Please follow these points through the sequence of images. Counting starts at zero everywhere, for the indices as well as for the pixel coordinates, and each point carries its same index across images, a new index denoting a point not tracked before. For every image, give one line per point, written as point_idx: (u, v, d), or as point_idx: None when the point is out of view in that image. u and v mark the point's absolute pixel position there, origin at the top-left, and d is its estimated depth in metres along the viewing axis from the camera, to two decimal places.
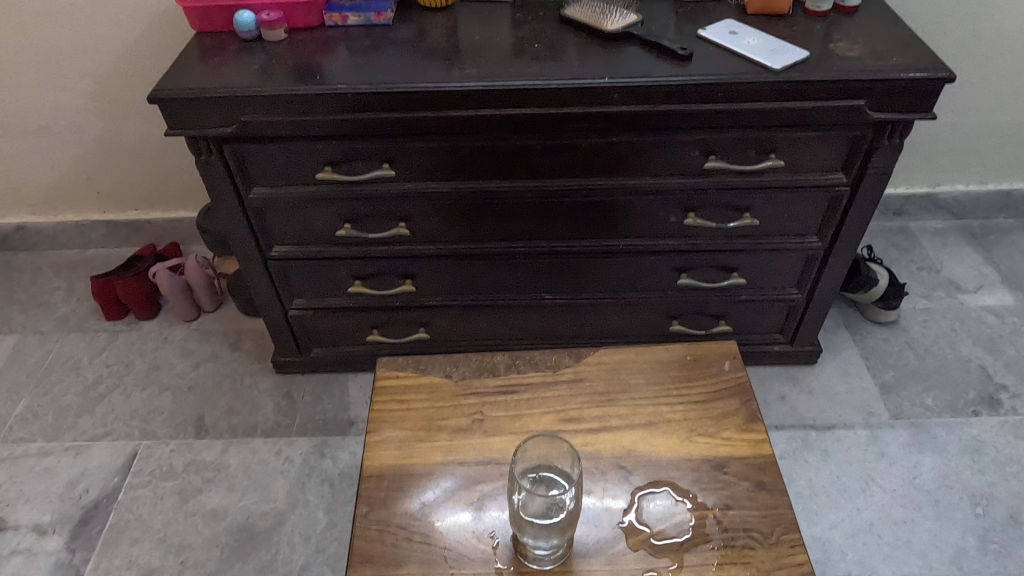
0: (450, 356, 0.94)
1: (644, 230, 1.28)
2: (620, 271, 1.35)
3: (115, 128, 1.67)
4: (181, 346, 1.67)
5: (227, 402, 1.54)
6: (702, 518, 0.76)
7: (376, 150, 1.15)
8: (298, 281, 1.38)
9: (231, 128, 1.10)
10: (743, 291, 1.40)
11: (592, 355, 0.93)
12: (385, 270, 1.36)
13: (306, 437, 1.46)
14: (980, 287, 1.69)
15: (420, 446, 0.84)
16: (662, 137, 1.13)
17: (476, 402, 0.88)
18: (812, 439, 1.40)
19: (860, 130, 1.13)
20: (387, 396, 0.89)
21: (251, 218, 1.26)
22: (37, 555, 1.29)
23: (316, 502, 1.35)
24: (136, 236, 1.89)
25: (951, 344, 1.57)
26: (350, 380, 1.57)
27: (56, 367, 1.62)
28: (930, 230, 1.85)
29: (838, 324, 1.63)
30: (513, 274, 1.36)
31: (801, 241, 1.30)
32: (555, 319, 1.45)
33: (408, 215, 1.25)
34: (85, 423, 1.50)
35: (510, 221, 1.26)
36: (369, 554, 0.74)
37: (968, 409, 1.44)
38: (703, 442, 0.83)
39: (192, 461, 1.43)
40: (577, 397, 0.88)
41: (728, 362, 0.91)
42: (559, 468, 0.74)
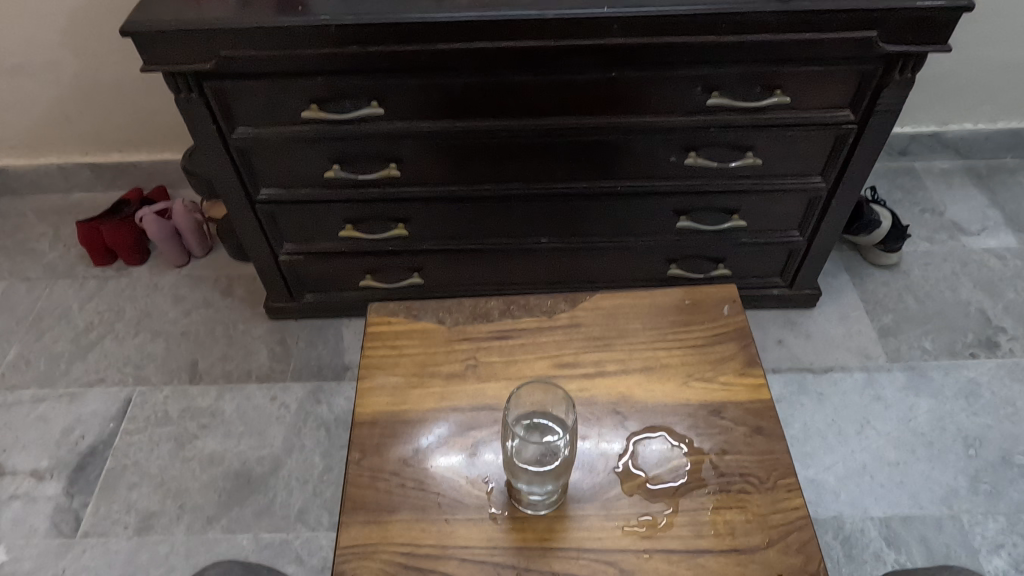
0: (442, 301, 0.91)
1: (643, 171, 1.24)
2: (618, 213, 1.32)
3: (92, 66, 1.60)
4: (172, 293, 1.65)
5: (220, 349, 1.53)
6: (698, 463, 0.75)
7: (364, 87, 1.10)
8: (287, 225, 1.34)
9: (211, 64, 1.05)
10: (743, 233, 1.37)
11: (589, 299, 0.91)
12: (377, 214, 1.32)
13: (301, 383, 1.45)
14: (984, 229, 1.66)
15: (413, 392, 0.82)
16: (663, 72, 1.08)
17: (470, 348, 0.86)
18: (808, 382, 1.40)
19: (871, 64, 1.08)
20: (379, 342, 0.87)
21: (236, 159, 1.22)
22: (36, 500, 1.29)
23: (312, 447, 1.35)
24: (121, 179, 1.84)
25: (952, 287, 1.55)
26: (344, 325, 1.55)
27: (46, 314, 1.60)
28: (935, 171, 1.81)
29: (838, 267, 1.60)
30: (508, 218, 1.33)
31: (805, 182, 1.27)
32: (552, 264, 1.43)
33: (398, 156, 1.21)
34: (78, 370, 1.49)
35: (505, 162, 1.22)
36: (362, 501, 0.73)
37: (965, 352, 1.43)
38: (700, 386, 0.81)
39: (187, 407, 1.42)
40: (573, 342, 0.86)
41: (727, 306, 0.89)
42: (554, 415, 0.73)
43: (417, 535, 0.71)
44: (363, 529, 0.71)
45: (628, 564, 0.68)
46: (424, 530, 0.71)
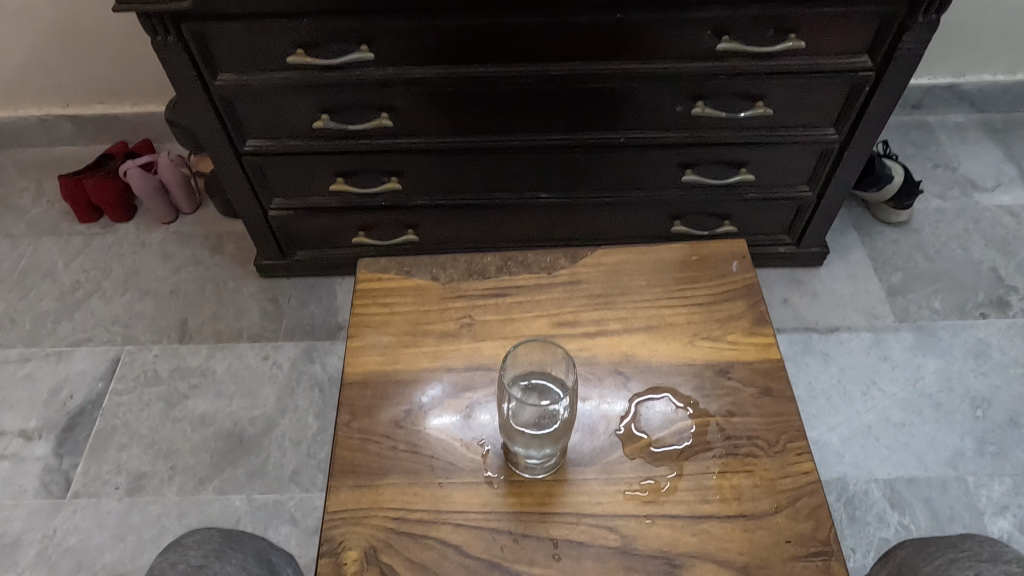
0: (436, 256, 0.87)
1: (647, 121, 1.18)
2: (620, 167, 1.26)
3: (68, 11, 1.52)
4: (160, 250, 1.60)
5: (210, 307, 1.48)
6: (703, 425, 0.71)
7: (353, 30, 1.04)
8: (276, 178, 1.29)
9: (188, 4, 0.98)
10: (750, 188, 1.32)
11: (590, 255, 0.86)
12: (368, 167, 1.26)
13: (293, 342, 1.42)
14: (998, 185, 1.61)
15: (405, 352, 0.78)
16: (671, 14, 1.01)
17: (465, 306, 0.82)
18: (813, 342, 1.37)
19: (892, 6, 1.02)
20: (369, 300, 0.83)
21: (220, 108, 1.15)
22: (25, 460, 1.27)
23: (306, 407, 1.32)
24: (104, 132, 1.77)
25: (964, 245, 1.50)
26: (337, 283, 1.51)
27: (30, 272, 1.56)
28: (950, 125, 1.74)
29: (847, 225, 1.55)
30: (505, 171, 1.27)
31: (817, 133, 1.21)
32: (551, 220, 1.38)
33: (390, 105, 1.15)
34: (64, 329, 1.46)
35: (503, 111, 1.16)
36: (352, 464, 0.70)
37: (975, 312, 1.40)
38: (706, 346, 0.77)
39: (177, 367, 1.39)
40: (573, 299, 0.82)
41: (736, 263, 0.85)
42: (553, 373, 0.69)
43: (409, 499, 0.68)
44: (353, 493, 0.68)
45: (629, 530, 0.65)
46: (417, 495, 0.68)
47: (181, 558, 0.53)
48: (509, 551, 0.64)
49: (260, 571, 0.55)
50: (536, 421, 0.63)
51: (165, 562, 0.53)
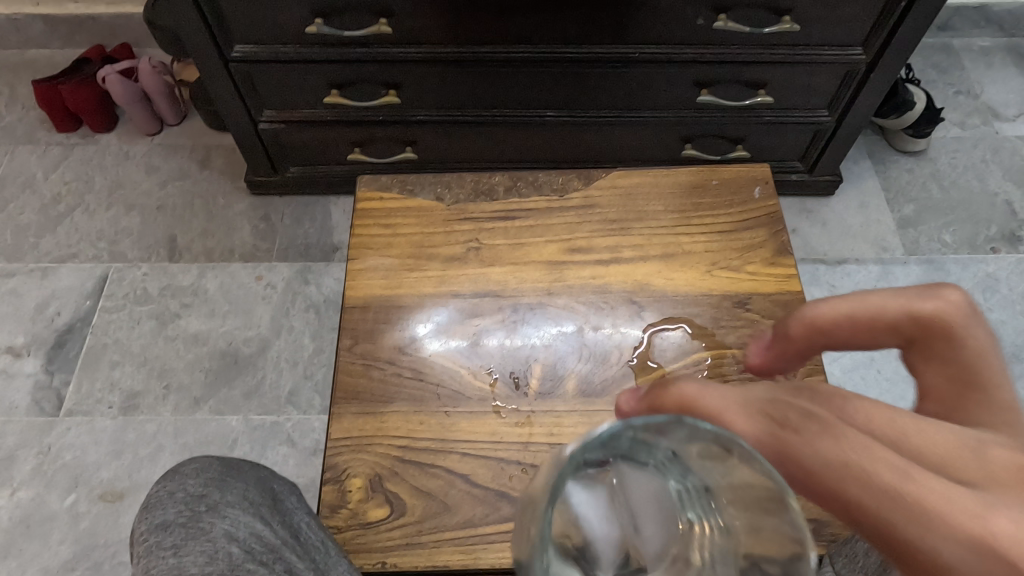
0: (442, 175, 0.82)
1: (665, 34, 1.10)
2: (634, 84, 1.19)
3: None
4: (145, 162, 1.52)
5: (200, 224, 1.43)
6: (719, 358, 0.69)
7: None
8: (266, 88, 1.21)
9: None
10: (768, 111, 1.25)
11: (604, 177, 0.81)
12: (365, 78, 1.18)
13: (287, 263, 1.38)
14: (1020, 116, 1.55)
15: (409, 275, 0.75)
16: None
17: (472, 228, 0.78)
18: (820, 273, 1.34)
19: None
20: (370, 220, 0.79)
21: (205, 8, 1.06)
22: (15, 377, 1.25)
23: (301, 329, 1.29)
24: (79, 34, 1.65)
25: (980, 177, 1.46)
26: (332, 202, 1.46)
27: (9, 182, 1.49)
28: (975, 49, 1.66)
29: (862, 152, 1.50)
30: (513, 84, 1.19)
31: (844, 53, 1.13)
32: (558, 139, 1.32)
33: (390, 9, 1.06)
34: (48, 243, 1.40)
35: (511, 17, 1.07)
36: (355, 390, 0.68)
37: (986, 246, 1.37)
38: (725, 276, 0.74)
39: (168, 285, 1.35)
40: (587, 224, 0.78)
41: (759, 188, 0.80)
42: None
43: (415, 428, 0.66)
44: (357, 420, 0.66)
45: None
46: (422, 423, 0.66)
47: (179, 487, 0.50)
48: (518, 481, 0.63)
49: (263, 500, 0.53)
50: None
51: (163, 490, 0.50)
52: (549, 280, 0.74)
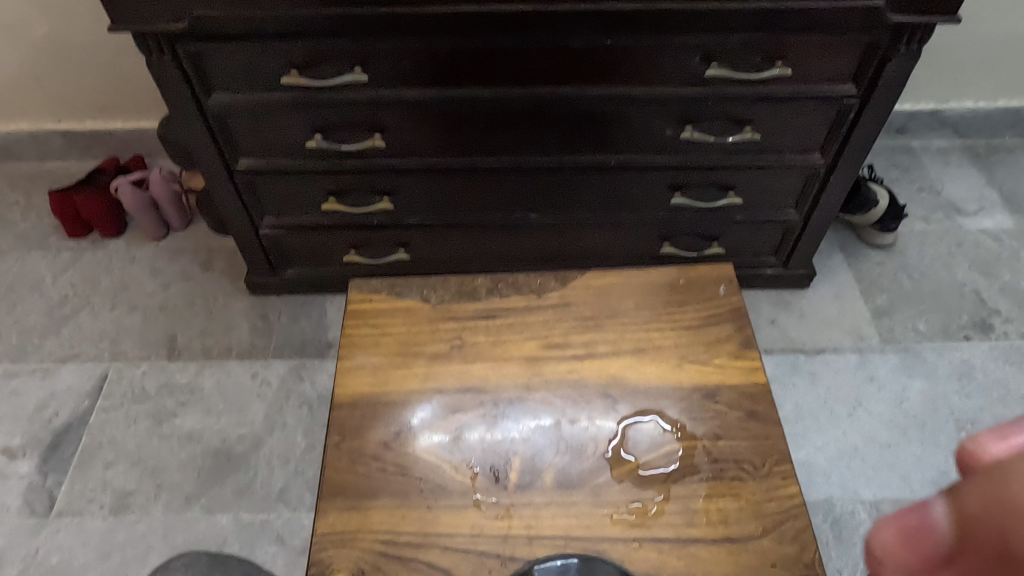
0: (427, 278, 0.87)
1: (638, 143, 1.19)
2: (612, 187, 1.28)
3: (61, 23, 1.51)
4: (150, 265, 1.59)
5: (200, 324, 1.48)
6: (690, 448, 0.72)
7: (343, 52, 1.04)
8: (268, 196, 1.29)
9: (182, 24, 0.98)
10: (739, 210, 1.33)
11: (580, 277, 0.87)
12: (361, 186, 1.27)
13: (283, 360, 1.42)
14: (981, 210, 1.64)
15: (396, 373, 0.79)
16: (661, 41, 1.02)
17: (456, 327, 0.83)
18: (800, 362, 1.38)
19: (876, 36, 1.02)
20: (361, 321, 0.84)
21: (213, 127, 1.15)
22: (8, 478, 1.26)
23: (294, 425, 1.32)
24: (95, 147, 1.76)
25: (947, 268, 1.53)
26: (328, 301, 1.51)
27: (18, 286, 1.55)
28: (933, 149, 1.77)
29: (834, 246, 1.58)
30: (499, 190, 1.28)
31: (804, 158, 1.22)
32: (542, 239, 1.39)
33: (383, 125, 1.16)
34: (52, 344, 1.45)
35: (495, 130, 1.16)
36: (341, 486, 0.70)
37: (959, 334, 1.42)
38: (694, 369, 0.78)
39: (166, 383, 1.38)
40: (564, 322, 0.83)
41: (723, 286, 0.86)
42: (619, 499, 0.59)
43: (398, 522, 0.68)
44: (342, 515, 0.68)
45: (617, 553, 0.66)
46: (405, 517, 0.68)
47: None
48: None
49: None
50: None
51: None
52: (528, 376, 0.78)
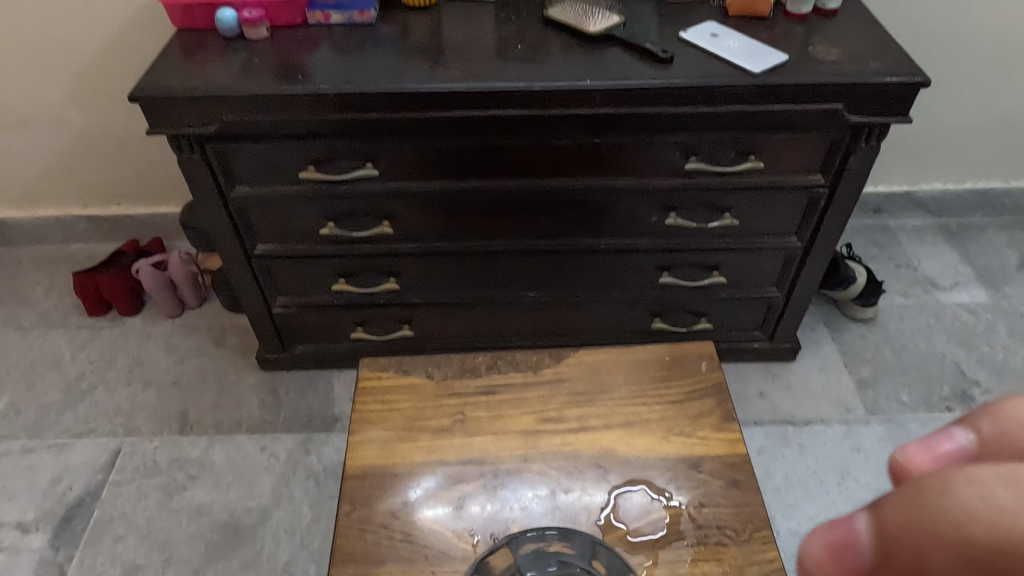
0: (432, 357, 0.94)
1: (626, 228, 1.29)
2: (604, 268, 1.36)
3: (94, 120, 1.64)
4: (165, 342, 1.67)
5: (211, 399, 1.54)
6: (676, 516, 0.78)
7: (357, 150, 1.15)
8: (282, 278, 1.38)
9: (213, 128, 1.09)
10: (724, 289, 1.42)
11: (573, 355, 0.94)
12: (369, 268, 1.36)
13: (291, 433, 1.47)
14: (956, 285, 1.73)
15: (403, 446, 0.85)
16: (644, 139, 1.13)
17: (458, 402, 0.89)
18: (789, 433, 1.43)
19: (838, 133, 1.13)
20: (370, 397, 0.90)
21: (235, 216, 1.25)
22: (21, 552, 1.29)
23: (300, 498, 1.36)
24: (118, 230, 1.87)
25: (927, 340, 1.60)
26: (335, 376, 1.58)
27: (38, 363, 1.62)
28: (909, 228, 1.88)
29: (818, 320, 1.65)
30: (498, 271, 1.37)
31: (781, 241, 1.32)
32: (539, 317, 1.47)
33: (391, 214, 1.25)
34: (68, 420, 1.50)
35: (494, 218, 1.26)
36: (351, 553, 0.75)
37: (942, 405, 1.48)
38: (679, 441, 0.84)
39: (176, 457, 1.43)
40: (558, 397, 0.89)
41: (705, 362, 0.93)
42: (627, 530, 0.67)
43: None
44: None
45: None
46: None
47: None
48: None
49: None
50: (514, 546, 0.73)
51: None
52: (525, 448, 0.84)
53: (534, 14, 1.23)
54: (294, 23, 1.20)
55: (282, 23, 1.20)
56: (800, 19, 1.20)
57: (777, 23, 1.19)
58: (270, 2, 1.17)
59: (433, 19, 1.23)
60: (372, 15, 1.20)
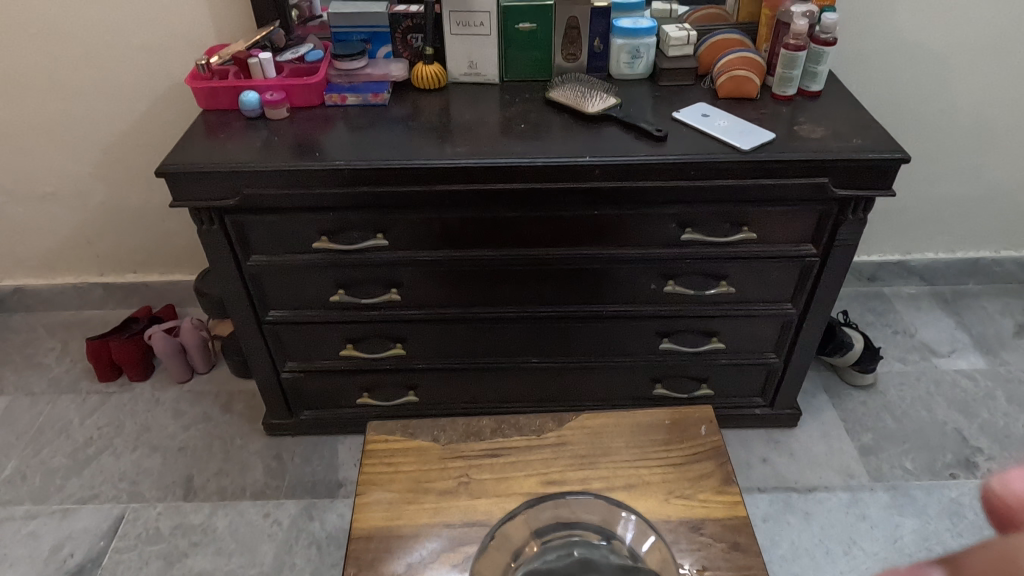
0: (437, 420, 0.97)
1: (626, 296, 1.33)
2: (605, 335, 1.40)
3: (117, 193, 1.71)
4: (173, 408, 1.69)
5: (217, 464, 1.55)
6: None
7: (369, 221, 1.21)
8: (292, 344, 1.41)
9: (232, 201, 1.15)
10: (724, 355, 1.45)
11: (575, 419, 0.97)
12: (377, 334, 1.40)
13: (294, 499, 1.47)
14: (953, 351, 1.75)
15: (408, 507, 0.86)
16: (640, 211, 1.19)
17: (463, 465, 0.91)
18: (793, 501, 1.43)
19: (827, 206, 1.19)
20: (377, 459, 0.92)
21: (248, 284, 1.30)
22: None
23: (302, 566, 1.35)
24: (132, 297, 1.92)
25: (927, 407, 1.61)
26: (340, 441, 1.59)
27: (47, 429, 1.64)
28: (904, 295, 1.92)
29: (818, 387, 1.67)
30: (501, 337, 1.40)
31: (777, 308, 1.36)
32: (542, 383, 1.50)
33: (399, 282, 1.30)
34: (73, 485, 1.51)
35: (498, 286, 1.31)
36: None
37: (945, 472, 1.48)
38: (680, 503, 0.86)
39: (180, 524, 1.43)
40: (561, 460, 0.91)
41: (705, 426, 0.95)
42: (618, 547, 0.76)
43: None
44: None
45: None
46: None
47: None
48: None
49: None
50: (536, 511, 0.79)
51: None
52: None
53: (537, 96, 1.32)
54: (312, 104, 1.29)
55: (301, 104, 1.28)
56: (785, 100, 1.28)
57: (764, 104, 1.26)
58: (291, 85, 1.25)
59: (442, 100, 1.31)
60: (386, 97, 1.28)
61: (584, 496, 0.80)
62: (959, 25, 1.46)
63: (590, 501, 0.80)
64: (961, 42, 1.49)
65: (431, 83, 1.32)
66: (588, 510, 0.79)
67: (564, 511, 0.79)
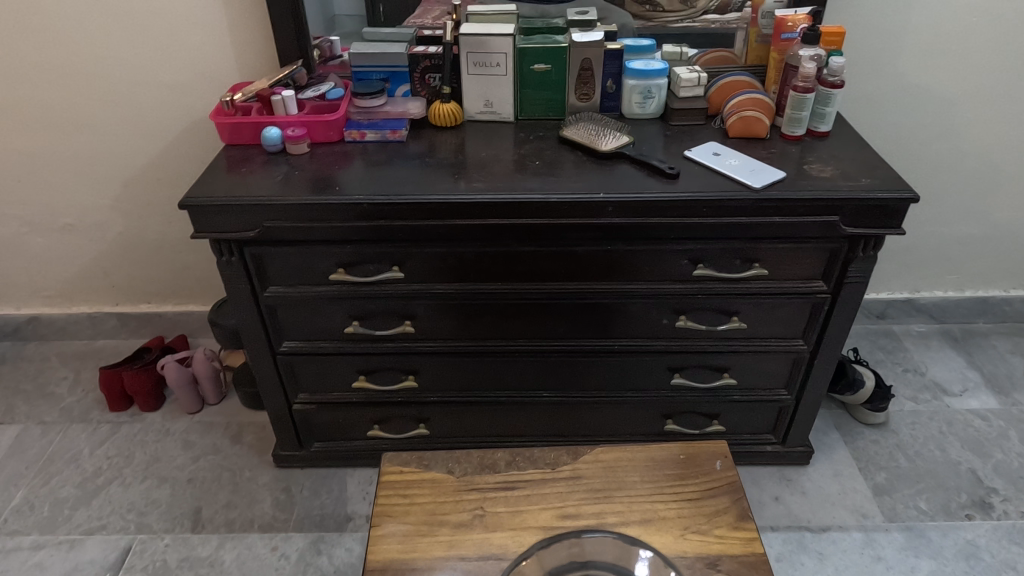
0: (452, 452, 0.97)
1: (638, 330, 1.34)
2: (617, 369, 1.40)
3: (135, 225, 1.74)
4: (183, 438, 1.69)
5: (225, 496, 1.54)
6: None
7: (385, 254, 1.23)
8: (304, 375, 1.42)
9: (252, 233, 1.18)
10: (735, 391, 1.45)
11: (590, 453, 0.97)
12: (389, 366, 1.40)
13: (303, 533, 1.46)
14: (965, 390, 1.75)
15: (422, 540, 0.86)
16: (652, 246, 1.21)
17: (477, 497, 0.91)
18: (807, 540, 1.41)
19: (837, 243, 1.21)
20: (391, 490, 0.92)
21: (264, 316, 1.32)
22: None
23: None
24: (145, 327, 1.94)
25: (940, 446, 1.60)
26: (350, 474, 1.58)
27: (56, 458, 1.64)
28: (913, 333, 1.93)
29: (829, 425, 1.67)
30: (513, 370, 1.41)
31: (788, 344, 1.36)
32: (552, 417, 1.50)
33: (413, 314, 1.32)
34: (80, 516, 1.50)
35: (510, 319, 1.32)
36: None
37: (961, 513, 1.46)
38: (696, 539, 0.86)
39: (187, 557, 1.42)
40: (576, 493, 0.91)
41: (719, 461, 0.95)
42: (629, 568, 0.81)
43: None
44: None
45: None
46: None
47: None
48: None
49: None
50: (550, 551, 0.82)
51: None
52: None
53: (550, 134, 1.35)
54: (332, 140, 1.32)
55: (321, 140, 1.32)
56: (794, 139, 1.30)
57: (774, 143, 1.29)
58: (312, 121, 1.29)
59: (458, 137, 1.34)
60: (403, 133, 1.32)
61: (597, 535, 0.83)
62: (962, 70, 1.50)
63: (603, 540, 0.83)
64: (965, 86, 1.52)
65: (447, 120, 1.35)
66: (600, 548, 0.83)
67: (576, 551, 0.83)
